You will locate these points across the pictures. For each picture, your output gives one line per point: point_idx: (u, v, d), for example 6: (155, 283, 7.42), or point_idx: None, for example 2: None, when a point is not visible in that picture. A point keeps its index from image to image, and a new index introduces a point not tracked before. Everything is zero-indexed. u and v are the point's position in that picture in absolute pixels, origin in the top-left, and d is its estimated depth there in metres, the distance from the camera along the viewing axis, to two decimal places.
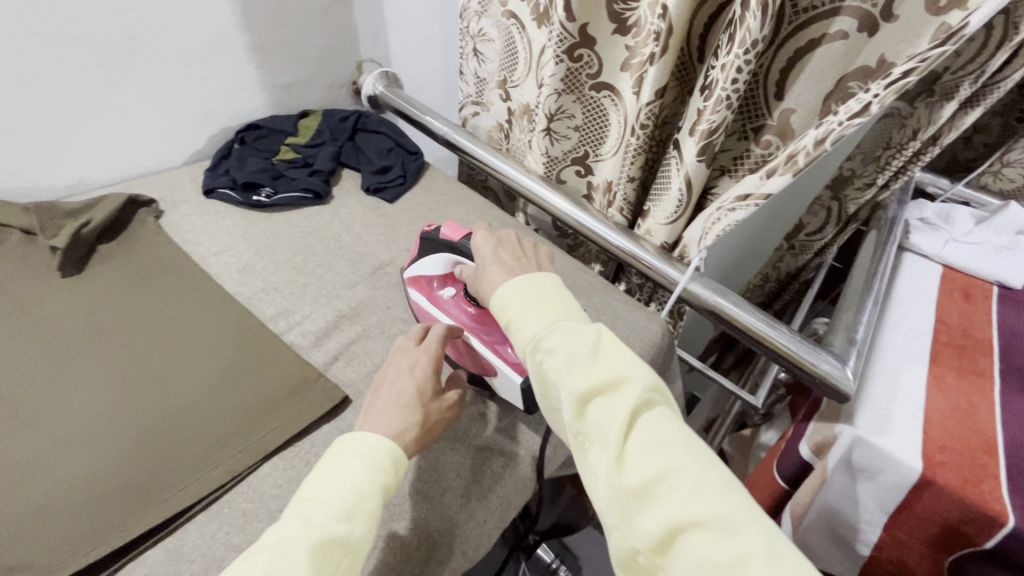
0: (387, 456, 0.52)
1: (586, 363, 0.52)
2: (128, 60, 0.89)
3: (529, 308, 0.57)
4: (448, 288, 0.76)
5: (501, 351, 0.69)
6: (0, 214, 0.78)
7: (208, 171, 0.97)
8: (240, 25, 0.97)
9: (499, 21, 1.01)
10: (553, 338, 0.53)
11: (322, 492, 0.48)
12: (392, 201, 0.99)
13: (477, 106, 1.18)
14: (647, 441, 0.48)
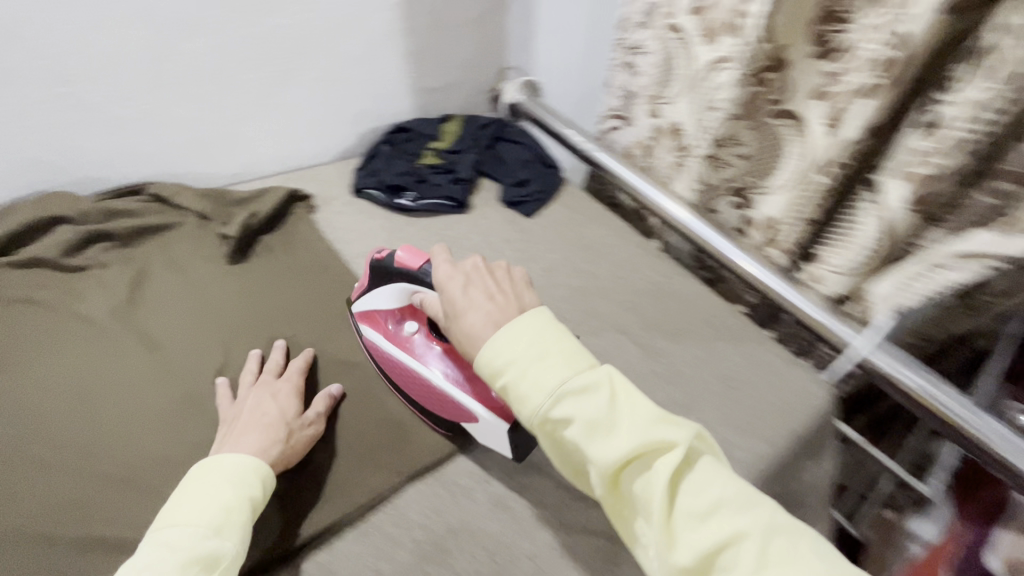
0: (251, 473, 0.54)
1: (611, 432, 0.45)
2: (301, 60, 0.91)
3: (523, 368, 0.48)
4: (409, 323, 0.68)
5: (477, 391, 0.62)
6: (181, 198, 0.83)
7: (357, 170, 0.99)
8: (402, 30, 0.99)
9: (663, 34, 0.91)
10: (564, 407, 0.46)
11: (190, 513, 0.49)
12: (530, 214, 0.96)
13: (619, 120, 1.09)
14: (697, 508, 0.44)
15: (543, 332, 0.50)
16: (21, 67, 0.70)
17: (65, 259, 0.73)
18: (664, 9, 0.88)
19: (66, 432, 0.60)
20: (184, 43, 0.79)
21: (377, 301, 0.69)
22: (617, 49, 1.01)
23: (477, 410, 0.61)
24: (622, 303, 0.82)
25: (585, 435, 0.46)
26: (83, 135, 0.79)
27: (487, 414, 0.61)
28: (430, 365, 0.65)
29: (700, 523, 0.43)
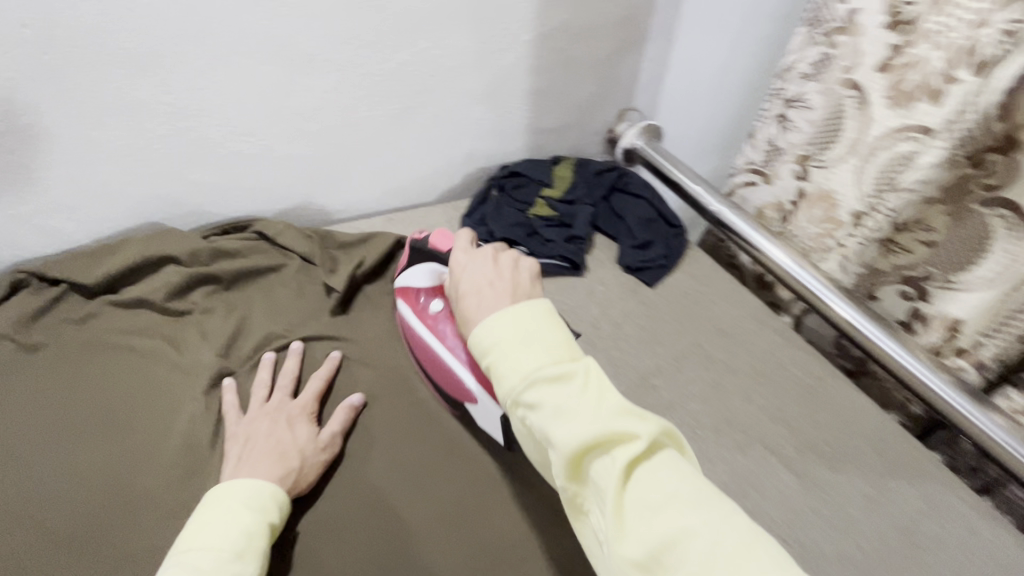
0: (268, 497, 0.52)
1: (572, 416, 0.40)
2: (422, 97, 0.84)
3: (503, 346, 0.45)
4: (435, 301, 0.68)
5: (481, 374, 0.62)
6: (286, 238, 0.78)
7: (466, 216, 0.92)
8: (528, 68, 0.91)
9: (832, 88, 0.77)
10: (538, 389, 0.42)
11: (213, 533, 0.47)
12: (652, 284, 0.85)
13: (754, 175, 0.92)
14: (653, 498, 0.37)
15: (539, 321, 0.46)
16: (148, 100, 0.66)
17: (170, 303, 0.69)
18: (842, 61, 0.74)
19: (152, 526, 0.53)
20: (307, 80, 0.74)
21: (413, 278, 0.69)
22: (773, 98, 0.85)
23: (477, 390, 0.61)
24: (767, 411, 0.69)
25: (548, 417, 0.41)
26: (197, 168, 0.74)
27: (484, 396, 0.61)
28: (451, 348, 0.65)
29: (652, 525, 0.37)
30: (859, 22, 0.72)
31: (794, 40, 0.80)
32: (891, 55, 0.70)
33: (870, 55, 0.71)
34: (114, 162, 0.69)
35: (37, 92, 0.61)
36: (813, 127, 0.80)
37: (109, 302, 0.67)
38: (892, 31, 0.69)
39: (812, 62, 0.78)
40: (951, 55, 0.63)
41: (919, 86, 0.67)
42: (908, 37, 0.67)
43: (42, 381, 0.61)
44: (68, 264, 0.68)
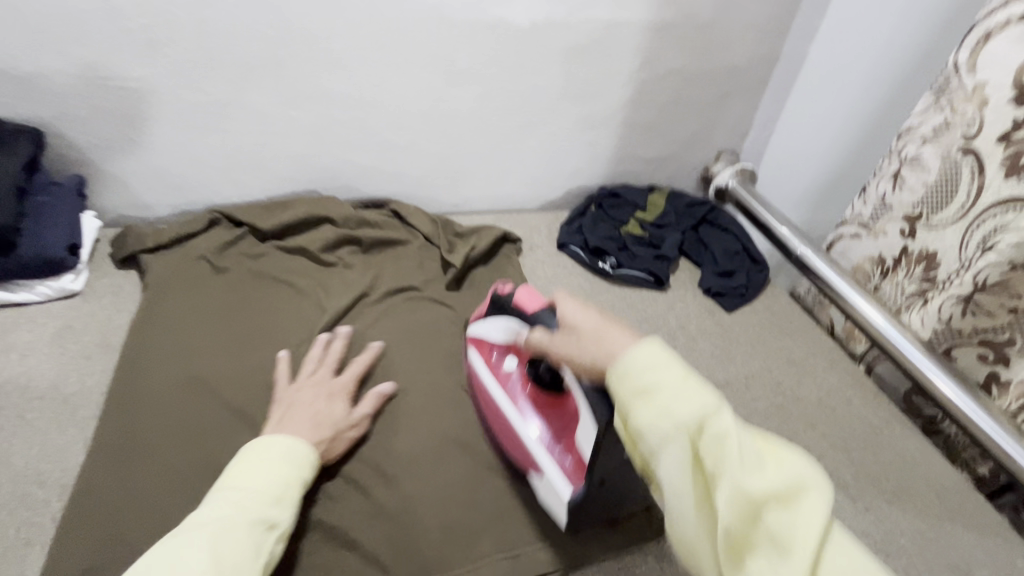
0: (304, 457, 0.55)
1: (759, 467, 0.39)
2: (546, 116, 0.96)
3: (670, 378, 0.43)
4: (511, 359, 0.67)
5: (553, 449, 0.59)
6: (415, 219, 0.92)
7: (563, 224, 1.02)
8: (641, 102, 1.01)
9: (950, 153, 0.81)
10: (717, 430, 0.40)
11: (257, 475, 0.51)
12: (729, 309, 0.91)
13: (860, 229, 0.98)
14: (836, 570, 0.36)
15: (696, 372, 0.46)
16: (339, 91, 0.82)
17: (322, 254, 0.83)
18: (963, 129, 0.79)
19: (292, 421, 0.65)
20: (458, 92, 0.88)
21: (490, 332, 0.67)
22: (891, 157, 0.90)
23: (547, 466, 0.58)
24: (830, 439, 0.73)
25: (729, 456, 0.39)
26: (357, 151, 0.90)
27: (555, 475, 0.57)
28: (523, 412, 0.63)
29: None
30: (985, 93, 0.75)
31: (920, 103, 0.85)
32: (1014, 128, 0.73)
33: (993, 125, 0.75)
34: (301, 137, 0.86)
35: (265, 76, 0.78)
36: (926, 189, 0.85)
37: (276, 246, 0.83)
38: (1019, 107, 0.72)
39: (933, 126, 0.83)
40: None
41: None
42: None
43: (220, 297, 0.76)
44: (252, 212, 0.85)
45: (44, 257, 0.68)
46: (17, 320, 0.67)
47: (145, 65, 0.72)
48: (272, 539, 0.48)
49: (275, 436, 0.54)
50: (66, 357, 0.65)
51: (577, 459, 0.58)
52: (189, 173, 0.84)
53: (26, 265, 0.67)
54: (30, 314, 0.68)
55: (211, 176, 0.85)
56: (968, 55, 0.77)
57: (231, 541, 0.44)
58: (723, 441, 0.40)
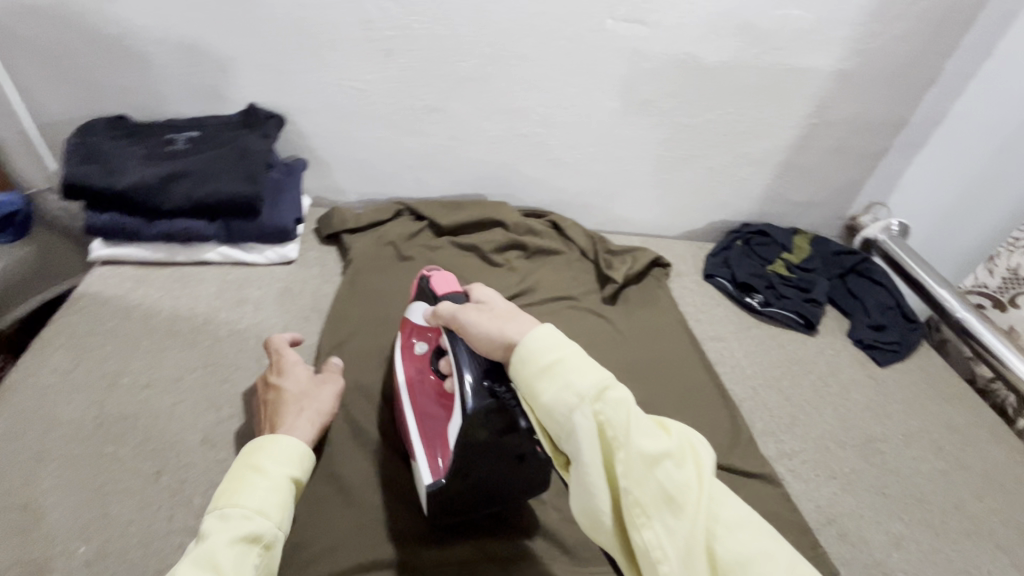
0: (289, 453, 0.48)
1: (650, 432, 0.37)
2: (708, 150, 0.99)
3: (565, 350, 0.39)
4: (422, 343, 0.62)
5: (428, 442, 0.56)
6: (573, 232, 0.96)
7: (709, 255, 1.04)
8: (804, 145, 1.01)
9: None
10: (606, 399, 0.37)
11: (231, 493, 0.43)
12: (882, 363, 0.90)
13: (988, 299, 0.98)
14: (720, 520, 0.36)
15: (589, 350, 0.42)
16: (528, 108, 0.89)
17: (492, 255, 0.90)
18: None
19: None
20: (633, 118, 0.93)
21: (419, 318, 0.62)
22: None
23: (419, 454, 0.56)
24: (1001, 515, 0.69)
25: (627, 420, 0.36)
26: (528, 163, 0.97)
27: (422, 463, 0.56)
28: (417, 401, 0.60)
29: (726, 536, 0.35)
30: None
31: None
32: None
33: None
34: (484, 146, 0.93)
35: (469, 89, 0.86)
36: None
37: (451, 241, 0.90)
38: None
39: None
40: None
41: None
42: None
43: (405, 281, 0.83)
44: (433, 208, 0.93)
45: (277, 226, 0.78)
46: (248, 277, 0.78)
47: (377, 69, 0.83)
48: (261, 557, 0.41)
49: (255, 442, 0.47)
50: (288, 316, 0.74)
51: (445, 458, 0.54)
52: (383, 167, 0.94)
53: (263, 231, 0.78)
54: (258, 273, 0.79)
55: (400, 171, 0.95)
56: None
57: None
58: (624, 408, 0.37)
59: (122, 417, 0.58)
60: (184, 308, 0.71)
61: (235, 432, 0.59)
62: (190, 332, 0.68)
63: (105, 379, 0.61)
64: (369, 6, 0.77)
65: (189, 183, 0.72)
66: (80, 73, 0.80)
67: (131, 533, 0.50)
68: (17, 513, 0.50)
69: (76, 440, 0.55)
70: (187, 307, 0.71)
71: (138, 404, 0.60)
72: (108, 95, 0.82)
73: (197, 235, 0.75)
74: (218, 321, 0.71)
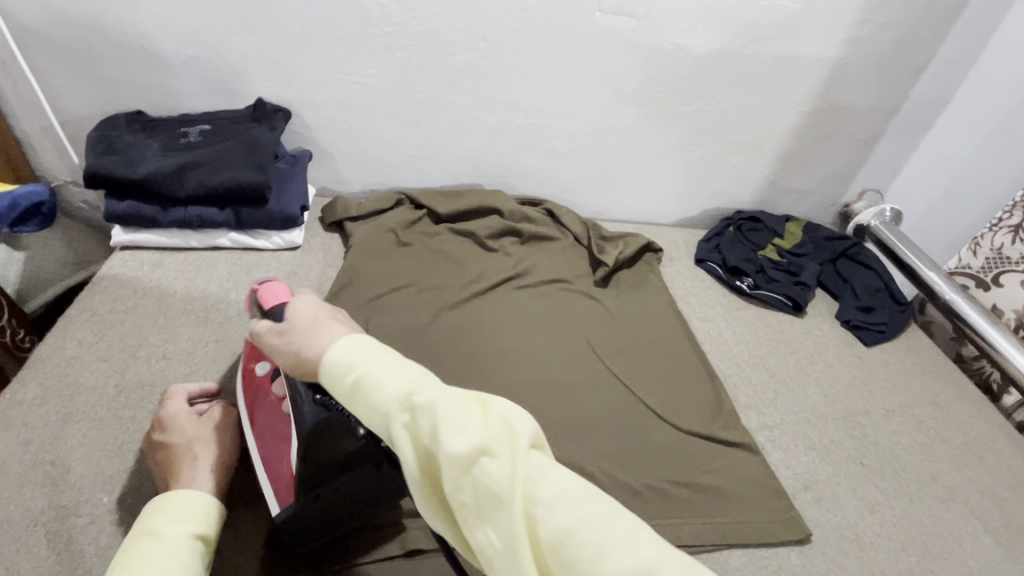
0: (193, 511, 0.46)
1: (455, 421, 0.34)
2: (699, 138, 1.02)
3: (371, 356, 0.39)
4: (262, 362, 0.59)
5: (270, 461, 0.54)
6: (567, 219, 1.00)
7: (701, 241, 1.07)
8: (794, 133, 1.03)
9: None
10: (410, 398, 0.36)
11: (125, 565, 0.41)
12: (869, 343, 0.92)
13: (973, 281, 1.00)
14: (543, 500, 0.32)
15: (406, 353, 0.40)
16: (522, 99, 0.93)
17: (487, 240, 0.94)
18: None
19: (471, 380, 0.74)
20: (625, 108, 0.96)
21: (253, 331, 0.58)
22: (1012, 209, 0.92)
23: (262, 477, 0.55)
24: (977, 484, 0.72)
25: (433, 419, 0.34)
26: (524, 153, 1.00)
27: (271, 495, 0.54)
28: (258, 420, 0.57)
29: (548, 518, 0.31)
30: None
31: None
32: None
33: None
34: (481, 137, 0.97)
35: (466, 81, 0.90)
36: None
37: (449, 228, 0.94)
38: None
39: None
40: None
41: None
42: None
43: (405, 265, 0.88)
44: (432, 197, 0.97)
45: (284, 214, 0.82)
46: (257, 261, 0.83)
47: (377, 63, 0.87)
48: None
49: (153, 507, 0.45)
50: None
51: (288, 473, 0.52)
52: (385, 158, 0.98)
53: (271, 218, 0.82)
54: (267, 258, 0.84)
55: (401, 162, 0.99)
56: None
57: None
58: (427, 410, 0.35)
59: (141, 385, 0.63)
60: (197, 288, 0.76)
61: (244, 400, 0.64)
62: (202, 310, 0.73)
63: (125, 351, 0.66)
64: (370, 3, 0.81)
65: (201, 172, 0.77)
66: (100, 71, 0.85)
67: (148, 486, 0.55)
68: (47, 467, 0.55)
69: (99, 405, 0.61)
70: (199, 287, 0.76)
71: (156, 373, 0.65)
72: (126, 92, 0.88)
73: (209, 221, 0.80)
74: (228, 300, 0.76)
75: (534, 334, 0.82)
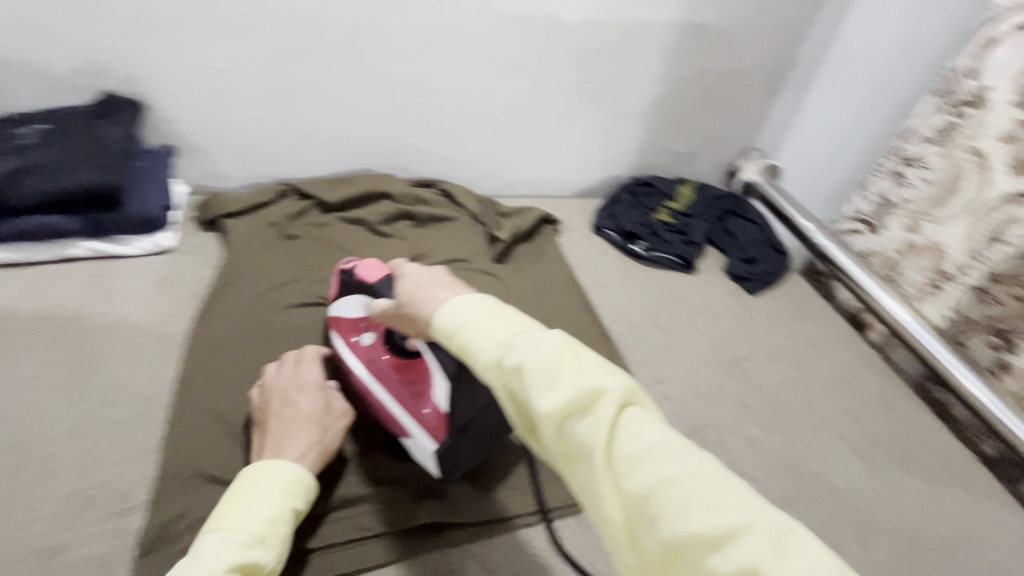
0: (296, 482, 0.51)
1: (553, 378, 0.37)
2: (586, 108, 1.03)
3: (475, 317, 0.41)
4: (365, 333, 0.65)
5: (412, 410, 0.60)
6: (463, 199, 0.99)
7: (598, 210, 1.09)
8: (677, 98, 1.07)
9: (952, 152, 0.90)
10: (507, 357, 0.39)
11: (236, 516, 0.46)
12: (754, 292, 0.98)
13: (862, 226, 1.06)
14: (630, 456, 0.35)
15: (506, 312, 0.42)
16: (402, 79, 0.90)
17: (380, 226, 0.91)
18: (967, 131, 0.87)
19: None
20: (509, 82, 0.95)
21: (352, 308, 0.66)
22: (891, 157, 0.99)
23: (409, 427, 0.60)
24: (843, 409, 0.79)
25: (528, 378, 0.37)
26: (413, 134, 0.98)
27: (419, 434, 0.59)
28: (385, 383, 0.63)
29: (636, 472, 0.34)
30: (990, 98, 0.84)
31: (923, 107, 0.94)
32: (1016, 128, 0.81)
33: (996, 127, 0.83)
34: (365, 121, 0.94)
35: (339, 62, 0.86)
36: (931, 185, 0.92)
37: (339, 217, 0.91)
38: (1019, 109, 0.80)
39: (936, 127, 0.92)
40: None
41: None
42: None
43: (291, 258, 0.84)
44: (318, 186, 0.93)
45: (144, 216, 0.77)
46: (120, 269, 0.76)
47: (238, 47, 0.81)
48: None
49: (269, 465, 0.50)
50: (165, 304, 0.73)
51: (433, 410, 0.59)
52: (263, 149, 0.93)
53: (130, 221, 0.77)
54: (132, 265, 0.77)
55: (282, 151, 0.94)
56: (972, 61, 0.87)
57: None
58: (519, 368, 0.38)
59: None
60: (47, 306, 0.69)
61: (108, 418, 0.60)
62: (54, 329, 0.67)
63: None
64: None
65: (39, 177, 0.70)
66: None
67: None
68: None
69: None
70: (51, 304, 0.70)
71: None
72: None
73: (58, 231, 0.73)
74: (86, 314, 0.70)
75: None
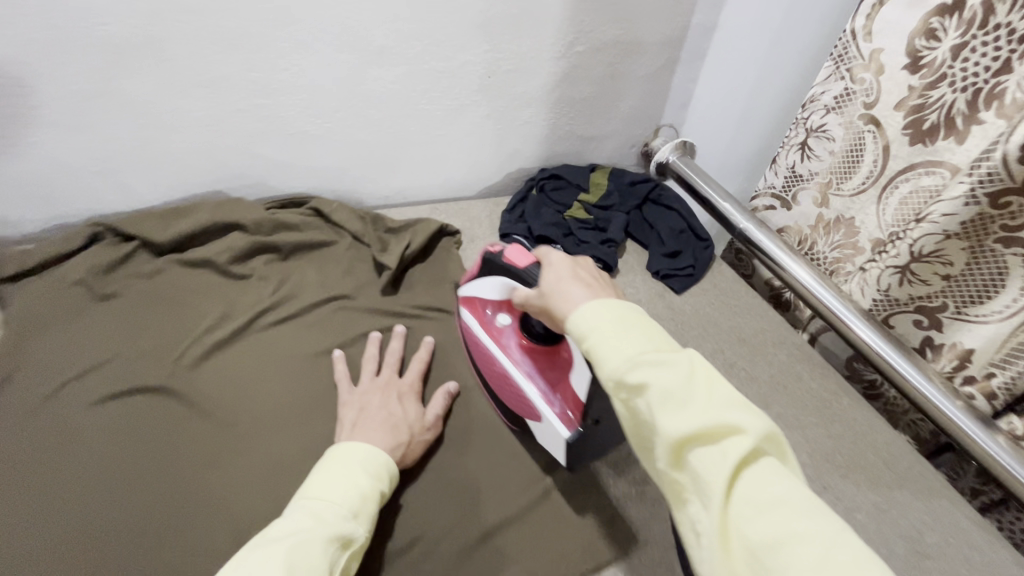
0: (381, 467, 0.55)
1: (682, 404, 0.38)
2: (477, 96, 0.87)
3: (608, 328, 0.43)
4: (502, 315, 0.68)
5: (548, 397, 0.62)
6: (341, 216, 0.81)
7: (505, 211, 0.96)
8: (579, 77, 0.94)
9: (852, 122, 0.83)
10: (641, 371, 0.39)
11: (333, 493, 0.50)
12: (680, 291, 0.90)
13: (777, 201, 0.99)
14: (755, 502, 0.35)
15: (644, 326, 0.43)
16: (233, 75, 0.70)
17: (233, 266, 0.73)
18: (864, 97, 0.81)
19: (213, 478, 0.57)
20: (378, 71, 0.77)
21: (485, 289, 0.67)
22: (797, 128, 0.92)
23: (542, 413, 0.62)
24: (784, 418, 0.73)
25: (653, 398, 0.38)
26: (265, 143, 0.79)
27: (554, 419, 0.61)
28: (519, 367, 0.65)
29: (759, 519, 0.34)
30: (881, 60, 0.77)
31: (821, 73, 0.85)
32: (913, 93, 0.74)
33: (891, 95, 0.77)
34: (194, 131, 0.74)
35: (136, 61, 0.65)
36: (834, 156, 0.87)
37: (175, 260, 0.72)
38: (913, 74, 0.74)
39: (835, 95, 0.84)
40: (968, 93, 0.69)
41: (942, 122, 0.72)
42: (925, 80, 0.73)
43: (111, 326, 0.65)
44: (142, 221, 0.72)
45: None
46: None
47: None
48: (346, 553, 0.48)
49: (352, 447, 0.54)
50: None
51: (573, 402, 0.61)
52: (59, 182, 0.71)
53: None
54: None
55: (87, 181, 0.73)
56: (865, 21, 0.78)
57: (312, 560, 0.44)
58: (645, 387, 0.39)
59: None
60: None
61: None
62: None
63: None
64: None
65: None
66: None
67: None
68: None
69: None
70: None
71: None
72: None
73: None
74: None
75: (303, 383, 0.65)
